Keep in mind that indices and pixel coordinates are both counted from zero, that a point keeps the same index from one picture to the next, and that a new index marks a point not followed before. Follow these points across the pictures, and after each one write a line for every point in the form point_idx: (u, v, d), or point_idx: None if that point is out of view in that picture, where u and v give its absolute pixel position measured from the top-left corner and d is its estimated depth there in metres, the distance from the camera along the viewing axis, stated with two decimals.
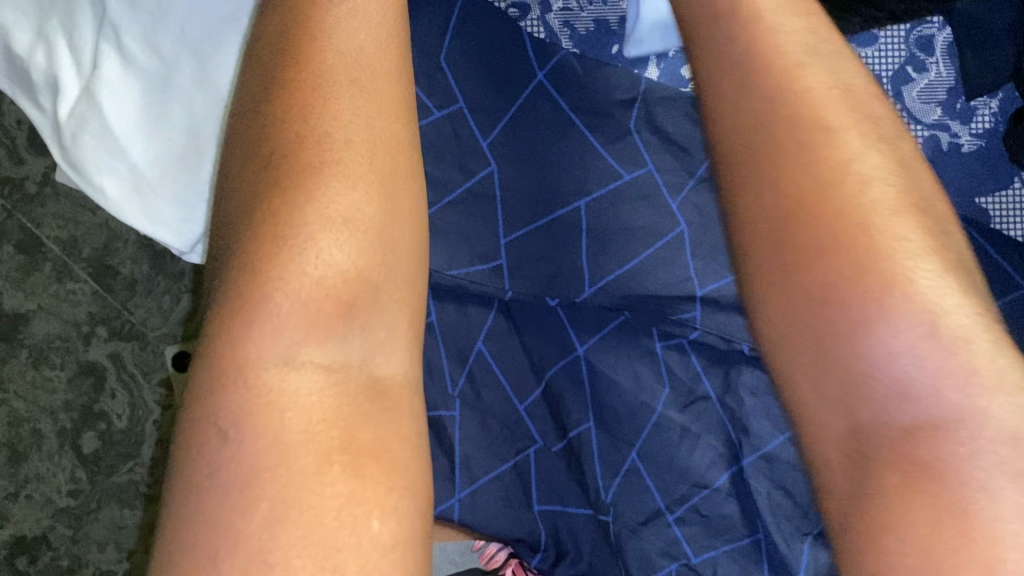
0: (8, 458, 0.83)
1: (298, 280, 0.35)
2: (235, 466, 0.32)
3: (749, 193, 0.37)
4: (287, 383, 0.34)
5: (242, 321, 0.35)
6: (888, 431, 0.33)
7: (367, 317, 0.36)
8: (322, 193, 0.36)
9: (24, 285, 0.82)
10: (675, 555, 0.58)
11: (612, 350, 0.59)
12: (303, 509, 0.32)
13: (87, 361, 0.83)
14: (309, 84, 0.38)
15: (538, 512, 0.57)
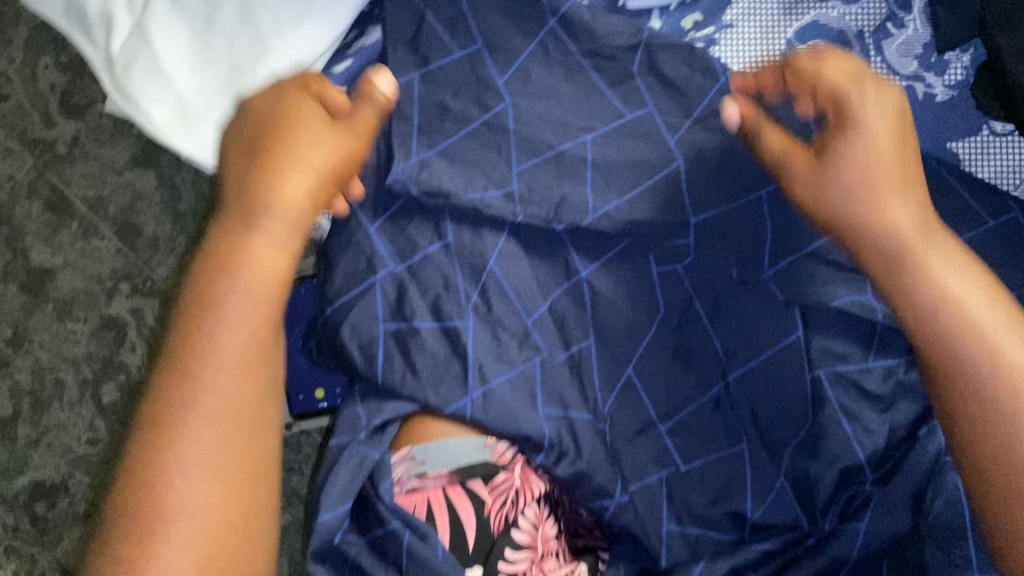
0: (32, 405, 1.14)
1: (212, 384, 0.47)
2: (162, 531, 0.45)
3: (918, 307, 0.52)
4: (196, 438, 0.47)
5: (174, 397, 0.47)
6: (1017, 435, 0.48)
7: (252, 401, 0.49)
8: (230, 324, 0.48)
9: (51, 242, 1.15)
10: (665, 464, 0.64)
11: (613, 274, 0.64)
12: (204, 509, 0.46)
13: (109, 316, 1.13)
14: (252, 207, 0.51)
15: (544, 416, 0.62)
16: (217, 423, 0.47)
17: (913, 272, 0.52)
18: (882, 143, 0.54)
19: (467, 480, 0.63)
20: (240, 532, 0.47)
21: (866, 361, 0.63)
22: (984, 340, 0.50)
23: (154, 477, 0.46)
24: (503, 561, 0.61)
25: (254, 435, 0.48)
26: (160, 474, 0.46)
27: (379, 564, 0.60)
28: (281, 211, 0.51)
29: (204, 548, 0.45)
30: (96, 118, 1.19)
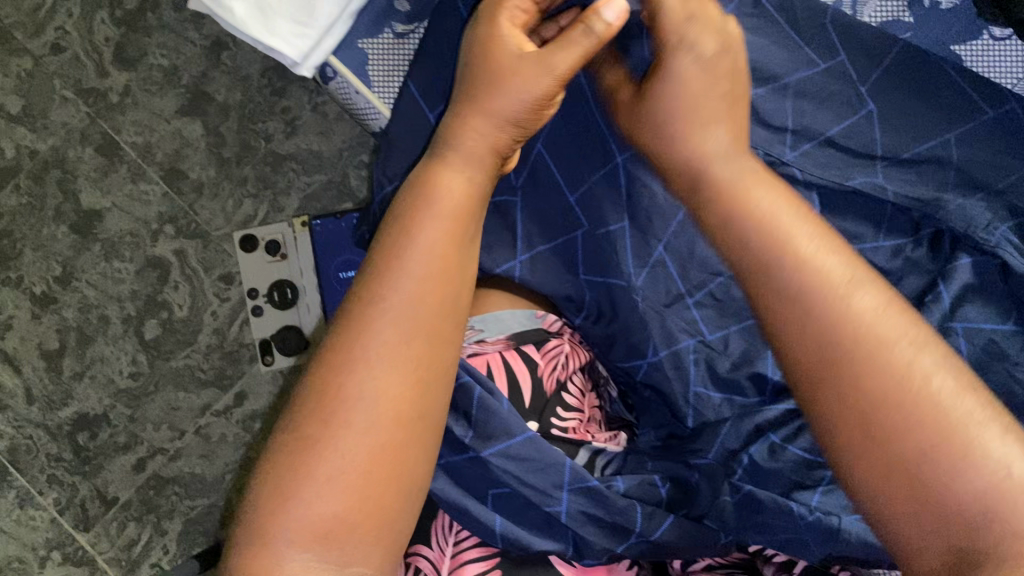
0: (80, 340, 1.25)
1: (403, 289, 0.52)
2: (351, 407, 0.49)
3: (730, 243, 0.50)
4: (399, 316, 0.51)
5: (372, 305, 0.51)
6: (857, 356, 0.43)
7: (445, 302, 0.54)
8: (428, 242, 0.53)
9: (103, 184, 1.25)
10: (693, 333, 0.70)
11: (646, 157, 0.69)
12: (391, 383, 0.50)
13: (154, 255, 1.25)
14: (477, 111, 0.57)
15: (583, 279, 0.71)
16: (405, 330, 0.51)
17: (692, 150, 0.54)
18: (692, 69, 0.55)
19: (522, 345, 0.70)
20: (417, 432, 0.51)
21: (876, 240, 0.70)
22: (760, 226, 0.48)
23: (350, 366, 0.50)
24: (556, 418, 0.69)
25: (434, 344, 0.52)
26: (355, 365, 0.50)
27: (450, 416, 0.66)
28: (479, 142, 0.58)
29: (386, 441, 0.49)
30: (147, 69, 1.24)
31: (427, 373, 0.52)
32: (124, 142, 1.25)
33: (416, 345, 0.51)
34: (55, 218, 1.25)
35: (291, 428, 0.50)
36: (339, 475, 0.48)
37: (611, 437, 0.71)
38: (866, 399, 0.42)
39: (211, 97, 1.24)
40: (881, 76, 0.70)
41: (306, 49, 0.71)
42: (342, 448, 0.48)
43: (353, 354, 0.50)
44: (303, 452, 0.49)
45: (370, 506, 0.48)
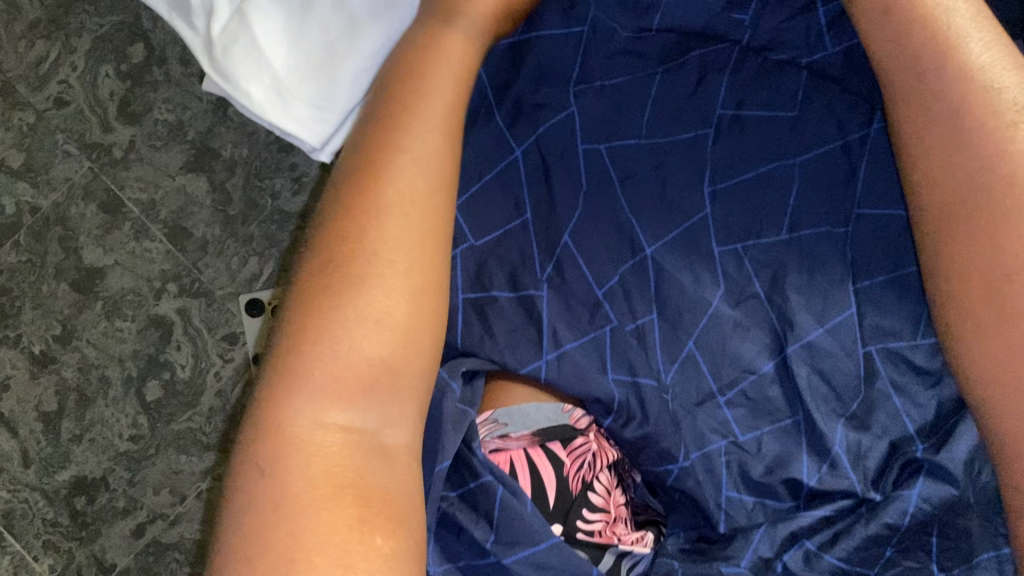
0: (79, 401, 1.22)
1: (400, 190, 0.57)
2: (364, 283, 0.53)
3: (923, 153, 0.59)
4: (392, 228, 0.56)
5: (367, 203, 0.56)
6: (994, 243, 0.54)
7: (432, 223, 0.58)
8: (412, 151, 0.59)
9: (105, 242, 1.22)
10: (724, 434, 0.67)
11: (676, 251, 0.68)
12: (389, 284, 0.54)
13: (157, 314, 1.22)
14: (428, 72, 0.63)
15: (613, 379, 0.67)
16: (405, 224, 0.56)
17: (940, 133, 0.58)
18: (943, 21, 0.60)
19: (547, 442, 0.68)
20: (425, 308, 0.55)
21: (915, 339, 0.66)
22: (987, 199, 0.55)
23: (356, 252, 0.54)
24: (581, 521, 0.66)
25: (429, 239, 0.57)
26: (363, 250, 0.54)
27: (471, 516, 0.63)
28: (447, 100, 0.63)
29: (398, 313, 0.54)
30: (152, 124, 1.22)
31: (427, 263, 0.57)
32: (127, 198, 1.22)
33: (415, 236, 0.57)
34: (55, 276, 1.22)
35: (299, 313, 0.52)
36: (360, 342, 0.52)
37: (639, 538, 0.68)
38: (1002, 274, 0.53)
39: (217, 153, 1.22)
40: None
41: (324, 133, 0.71)
42: (362, 321, 0.52)
43: (346, 270, 0.54)
44: (319, 326, 0.52)
45: (389, 370, 0.52)
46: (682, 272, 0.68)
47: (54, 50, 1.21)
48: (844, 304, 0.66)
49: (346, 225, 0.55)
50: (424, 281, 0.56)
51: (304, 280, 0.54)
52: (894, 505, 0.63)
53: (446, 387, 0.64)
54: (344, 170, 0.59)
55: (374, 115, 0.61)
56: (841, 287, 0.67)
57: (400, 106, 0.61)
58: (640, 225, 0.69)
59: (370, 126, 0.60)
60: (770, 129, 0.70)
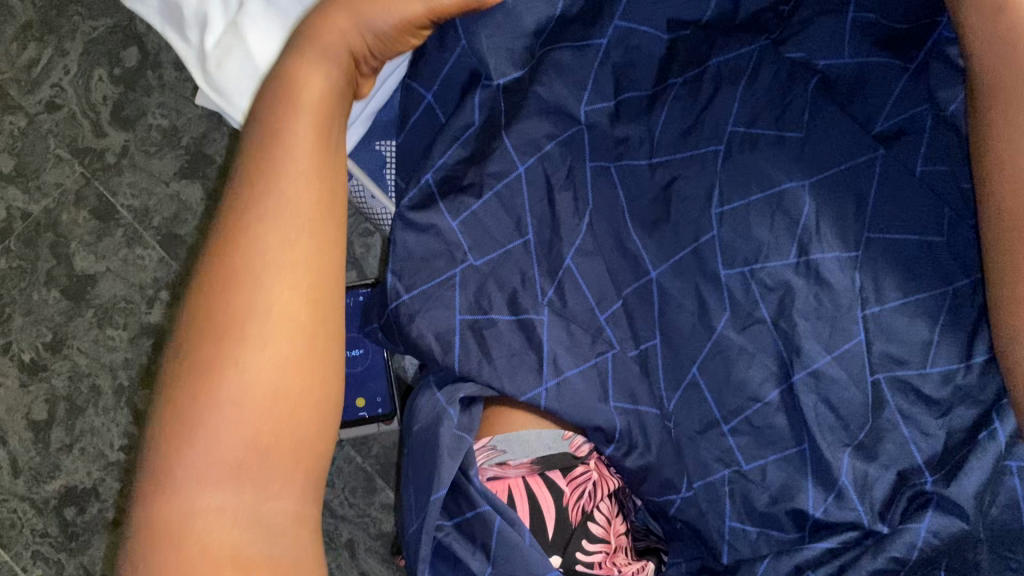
0: (69, 410, 1.20)
1: (261, 258, 0.51)
2: (227, 385, 0.49)
3: (1004, 161, 0.59)
4: (265, 304, 0.51)
5: (239, 272, 0.51)
6: None
7: (317, 284, 0.53)
8: (279, 194, 0.52)
9: (97, 248, 1.20)
10: (728, 463, 0.66)
11: (679, 274, 0.68)
12: (270, 348, 0.51)
13: (148, 322, 1.20)
14: (297, 89, 0.55)
15: (614, 407, 0.66)
16: (275, 301, 0.51)
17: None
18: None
19: (546, 470, 0.68)
20: (303, 392, 0.51)
21: (923, 368, 0.64)
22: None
23: (221, 341, 0.50)
24: (580, 553, 0.67)
25: (298, 309, 0.52)
26: (229, 340, 0.50)
27: (468, 547, 0.62)
28: (323, 108, 0.56)
29: (271, 400, 0.50)
30: (146, 130, 1.20)
31: (306, 330, 0.52)
32: (120, 205, 1.20)
33: (281, 306, 0.51)
34: (46, 283, 1.20)
35: (164, 415, 0.50)
36: (219, 453, 0.49)
37: (641, 567, 0.67)
38: None
39: (212, 159, 1.20)
40: (926, 200, 0.66)
41: None
42: (223, 423, 0.49)
43: (215, 359, 0.50)
44: (179, 434, 0.49)
45: (256, 465, 0.49)
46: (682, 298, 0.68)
47: (46, 53, 1.20)
48: (851, 332, 0.65)
49: (219, 305, 0.51)
50: (306, 351, 0.52)
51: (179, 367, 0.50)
52: (900, 538, 0.61)
53: (444, 414, 0.63)
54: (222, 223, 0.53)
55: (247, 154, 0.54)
56: (848, 313, 0.65)
57: (268, 149, 0.54)
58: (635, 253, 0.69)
59: (242, 167, 0.54)
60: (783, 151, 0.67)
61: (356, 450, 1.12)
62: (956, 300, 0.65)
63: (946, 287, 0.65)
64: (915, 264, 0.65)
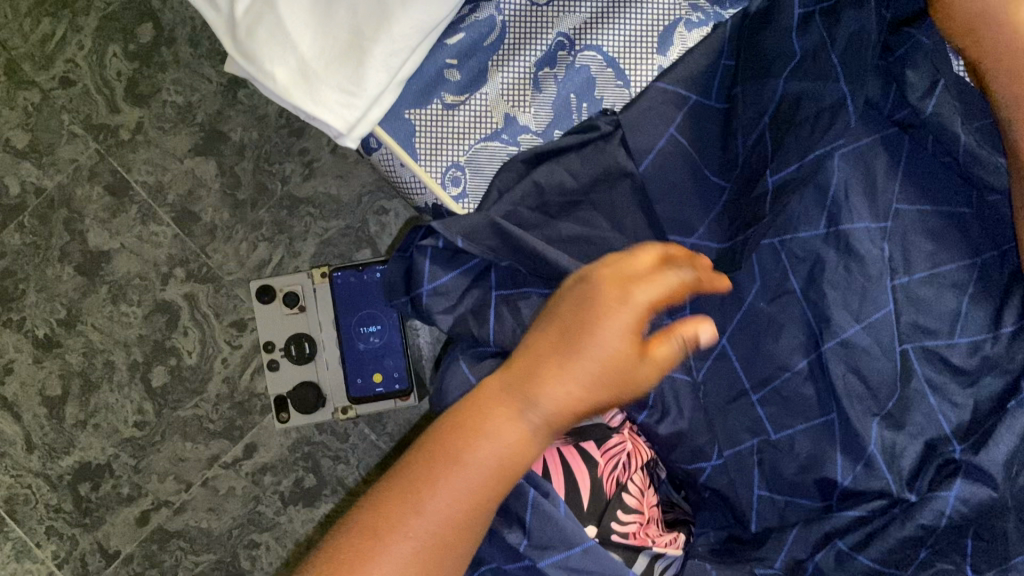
0: (84, 386, 1.20)
1: (478, 462, 0.52)
2: (401, 542, 0.51)
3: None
4: (426, 525, 0.51)
5: (432, 463, 0.52)
6: None
7: (467, 526, 0.53)
8: (507, 421, 0.52)
9: (111, 225, 1.20)
10: (756, 432, 0.67)
11: (702, 252, 0.68)
12: (408, 561, 0.51)
13: (163, 299, 1.20)
14: (577, 349, 0.51)
15: (648, 377, 0.65)
16: (464, 496, 0.52)
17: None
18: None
19: (580, 442, 0.68)
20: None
21: (951, 338, 0.65)
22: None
23: (409, 498, 0.52)
24: (615, 523, 0.65)
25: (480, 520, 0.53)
26: (416, 499, 0.52)
27: (503, 521, 0.61)
28: (556, 359, 0.52)
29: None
30: (160, 106, 1.19)
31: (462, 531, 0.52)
32: (134, 181, 1.20)
33: (438, 533, 0.51)
34: (60, 259, 1.20)
35: (357, 524, 0.52)
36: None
37: (672, 540, 0.67)
38: None
39: (226, 136, 1.19)
40: (950, 176, 0.66)
41: (352, 119, 0.68)
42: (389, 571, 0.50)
43: (364, 551, 0.51)
44: (359, 549, 0.51)
45: None
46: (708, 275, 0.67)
47: (60, 28, 1.19)
48: (880, 302, 0.64)
49: (408, 492, 0.52)
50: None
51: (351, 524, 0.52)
52: (929, 507, 0.62)
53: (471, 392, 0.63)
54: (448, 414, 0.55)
55: (515, 371, 0.53)
56: (878, 283, 0.64)
57: (516, 370, 0.53)
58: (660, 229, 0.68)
59: (494, 388, 0.54)
60: (810, 119, 0.64)
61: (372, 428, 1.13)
62: (984, 270, 0.65)
63: (974, 258, 0.65)
64: (944, 236, 0.65)
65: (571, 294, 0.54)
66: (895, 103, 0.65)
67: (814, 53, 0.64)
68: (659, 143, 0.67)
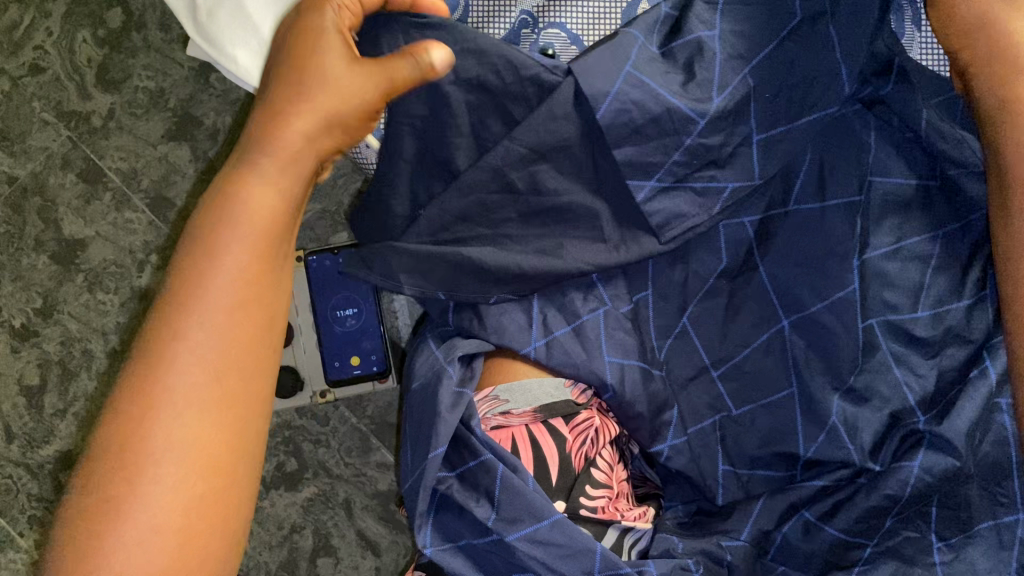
0: (62, 375, 1.19)
1: (200, 328, 0.47)
2: (161, 450, 0.45)
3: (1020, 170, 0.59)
4: (185, 410, 0.46)
5: (149, 361, 0.46)
6: None
7: (232, 392, 0.48)
8: (225, 258, 0.48)
9: (85, 213, 1.19)
10: (718, 409, 0.67)
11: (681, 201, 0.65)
12: (183, 446, 0.46)
13: (140, 286, 1.19)
14: (263, 152, 0.50)
15: (609, 363, 0.67)
16: (203, 374, 0.47)
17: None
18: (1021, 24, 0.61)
19: (550, 418, 0.68)
20: (230, 474, 0.47)
21: (914, 312, 0.64)
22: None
23: (164, 398, 0.46)
24: (584, 498, 0.66)
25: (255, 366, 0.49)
26: (153, 405, 0.46)
27: (471, 496, 0.62)
28: (277, 175, 0.50)
29: (205, 490, 0.46)
30: (132, 92, 1.18)
31: (239, 395, 0.48)
32: (107, 168, 1.19)
33: (200, 416, 0.46)
34: (35, 248, 1.19)
35: (94, 464, 0.46)
36: (160, 511, 0.45)
37: (641, 514, 0.68)
38: None
39: (199, 121, 1.19)
40: (915, 150, 0.66)
41: None
42: (163, 482, 0.45)
43: (129, 465, 0.45)
44: (122, 450, 0.45)
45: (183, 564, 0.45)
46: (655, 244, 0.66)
47: (27, 15, 1.18)
48: (845, 279, 0.64)
49: (138, 395, 0.46)
50: (217, 458, 0.47)
51: (93, 448, 0.46)
52: (894, 476, 0.63)
53: (443, 372, 0.64)
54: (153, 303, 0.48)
55: (211, 199, 0.50)
56: (841, 261, 0.64)
57: (212, 199, 0.50)
58: (620, 177, 0.65)
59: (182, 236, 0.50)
60: (787, 112, 0.64)
61: (351, 410, 1.14)
62: (947, 242, 0.65)
63: (934, 231, 0.65)
64: (905, 209, 0.65)
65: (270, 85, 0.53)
66: (863, 80, 0.66)
67: (813, 19, 0.63)
68: (614, 89, 0.61)
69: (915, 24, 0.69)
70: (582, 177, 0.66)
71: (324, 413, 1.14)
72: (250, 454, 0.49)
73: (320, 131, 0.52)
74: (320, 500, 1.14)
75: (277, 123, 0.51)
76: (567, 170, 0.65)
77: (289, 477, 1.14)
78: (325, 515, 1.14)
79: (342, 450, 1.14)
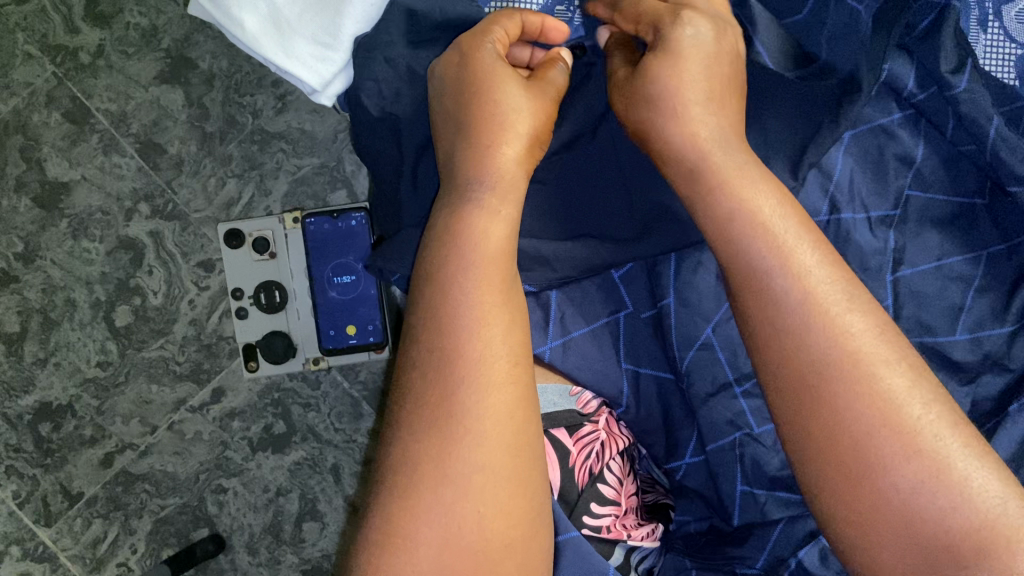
0: (43, 324, 1.13)
1: (471, 322, 0.51)
2: (453, 477, 0.48)
3: (729, 243, 0.52)
4: (477, 378, 0.50)
5: (439, 337, 0.51)
6: (863, 424, 0.46)
7: (509, 354, 0.51)
8: (480, 263, 0.53)
9: (71, 155, 1.13)
10: (739, 426, 0.63)
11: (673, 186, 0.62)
12: (477, 417, 0.49)
13: (127, 236, 1.13)
14: (494, 141, 0.57)
15: (624, 370, 0.65)
16: (490, 341, 0.51)
17: (669, 113, 0.55)
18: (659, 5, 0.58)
19: (551, 428, 0.64)
20: (522, 443, 0.50)
21: (951, 335, 0.61)
22: (762, 224, 0.51)
23: (462, 428, 0.49)
24: (588, 516, 0.63)
25: (522, 341, 0.53)
26: (447, 381, 0.50)
27: None
28: (506, 166, 0.57)
29: (504, 500, 0.48)
30: (123, 28, 1.11)
31: (509, 387, 0.51)
32: (96, 109, 1.12)
33: (490, 384, 0.50)
34: (16, 190, 1.13)
35: (395, 474, 0.49)
36: (442, 542, 0.47)
37: (648, 532, 0.65)
38: (879, 451, 0.45)
39: (194, 64, 1.11)
40: (967, 164, 0.63)
41: (325, 76, 0.66)
42: (466, 459, 0.48)
43: (433, 446, 0.49)
44: (427, 424, 0.49)
45: (491, 541, 0.48)
46: (674, 243, 0.62)
47: None
48: (878, 297, 0.61)
49: (430, 372, 0.51)
50: (509, 425, 0.50)
51: (400, 422, 0.50)
52: None
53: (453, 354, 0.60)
54: (424, 283, 0.54)
55: (465, 176, 0.56)
56: (877, 277, 0.61)
57: (455, 181, 0.57)
58: (634, 159, 0.64)
59: (440, 223, 0.55)
60: (795, 102, 0.61)
61: (344, 375, 1.12)
62: (991, 264, 0.62)
63: (980, 251, 0.62)
64: (952, 226, 0.63)
65: (454, 85, 0.59)
66: (923, 78, 0.62)
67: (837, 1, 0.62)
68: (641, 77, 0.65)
69: (981, 24, 0.65)
70: (603, 175, 0.65)
71: (315, 376, 1.12)
72: (531, 420, 0.51)
73: (525, 154, 0.58)
74: (308, 465, 1.11)
75: (489, 111, 0.57)
76: (579, 157, 0.65)
77: (277, 440, 1.12)
78: (313, 479, 1.11)
79: (333, 415, 1.12)
